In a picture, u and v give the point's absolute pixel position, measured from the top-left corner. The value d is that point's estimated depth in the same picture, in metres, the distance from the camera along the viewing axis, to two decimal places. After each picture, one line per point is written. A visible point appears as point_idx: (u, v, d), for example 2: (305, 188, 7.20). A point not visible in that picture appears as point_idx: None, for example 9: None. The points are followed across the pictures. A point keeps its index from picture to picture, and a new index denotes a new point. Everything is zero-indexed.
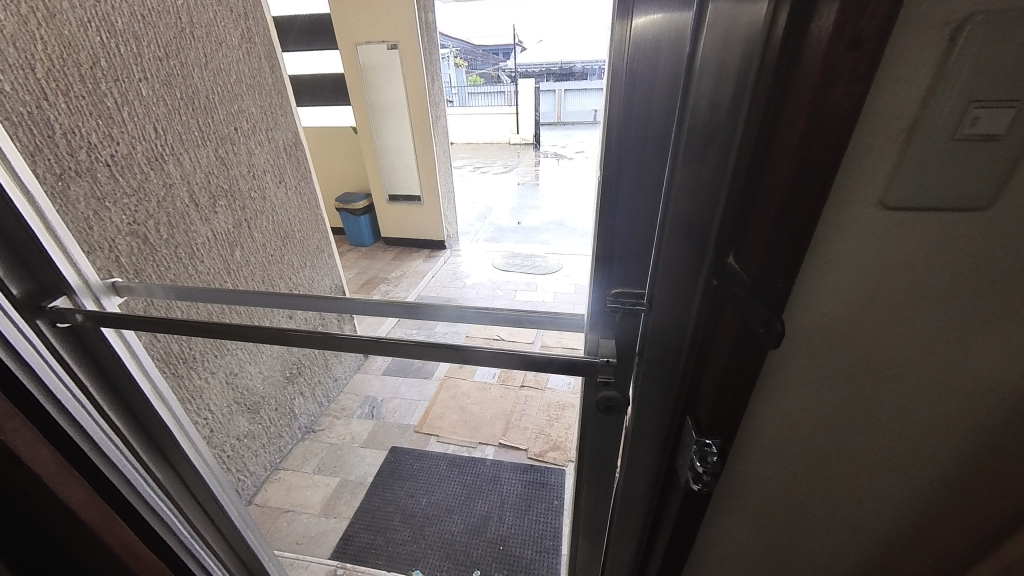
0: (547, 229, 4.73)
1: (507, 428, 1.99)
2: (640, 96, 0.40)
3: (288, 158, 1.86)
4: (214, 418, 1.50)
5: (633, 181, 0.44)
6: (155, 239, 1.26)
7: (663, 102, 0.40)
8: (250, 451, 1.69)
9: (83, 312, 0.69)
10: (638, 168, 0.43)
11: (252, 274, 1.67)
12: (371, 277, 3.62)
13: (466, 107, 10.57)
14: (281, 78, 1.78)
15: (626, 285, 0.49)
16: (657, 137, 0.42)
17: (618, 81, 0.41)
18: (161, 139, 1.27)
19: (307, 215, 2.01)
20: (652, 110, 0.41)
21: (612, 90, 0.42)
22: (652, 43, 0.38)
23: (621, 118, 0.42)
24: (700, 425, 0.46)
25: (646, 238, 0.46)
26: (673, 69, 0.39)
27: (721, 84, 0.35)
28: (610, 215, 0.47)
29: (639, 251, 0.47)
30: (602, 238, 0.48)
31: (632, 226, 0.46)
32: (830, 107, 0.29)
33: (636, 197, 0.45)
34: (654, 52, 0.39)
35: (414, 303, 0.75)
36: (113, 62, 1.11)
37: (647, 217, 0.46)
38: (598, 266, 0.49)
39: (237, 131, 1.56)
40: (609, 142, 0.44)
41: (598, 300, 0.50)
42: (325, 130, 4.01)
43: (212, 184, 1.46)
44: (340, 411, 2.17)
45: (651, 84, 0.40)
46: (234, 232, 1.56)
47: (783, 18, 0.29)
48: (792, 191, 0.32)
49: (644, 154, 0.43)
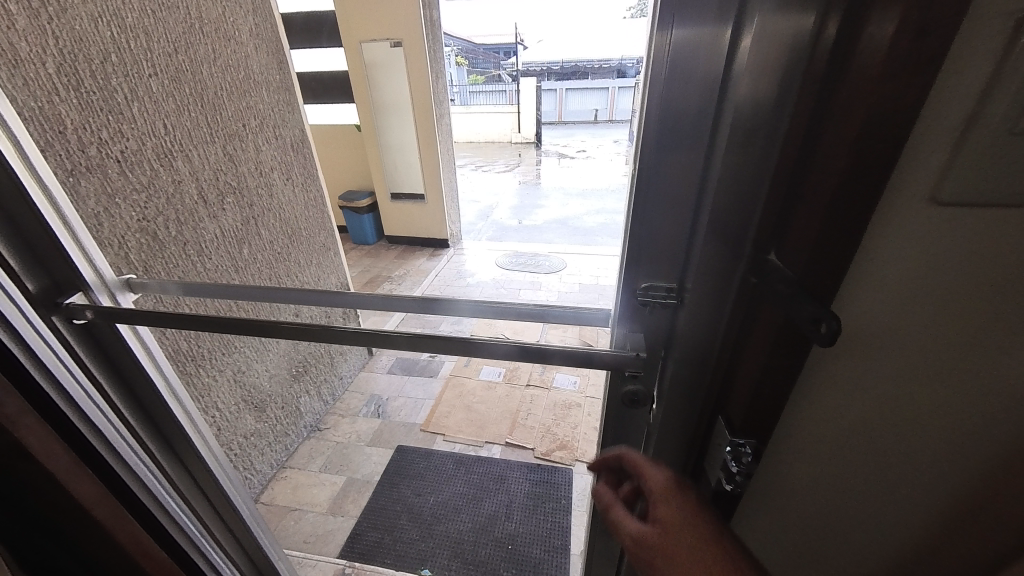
0: (550, 229, 4.71)
1: (513, 427, 1.99)
2: (678, 90, 0.38)
3: (295, 155, 1.85)
4: (222, 416, 1.49)
5: (665, 178, 0.42)
6: (164, 235, 1.25)
7: (700, 101, 0.38)
8: (256, 450, 1.68)
9: (93, 308, 0.68)
10: (673, 164, 0.41)
11: (259, 272, 1.66)
12: (374, 275, 3.61)
13: (467, 106, 10.52)
14: (288, 75, 1.77)
15: (654, 276, 0.47)
16: (695, 133, 0.39)
17: (656, 76, 0.38)
18: (170, 135, 1.26)
19: (314, 213, 1.99)
20: (693, 102, 0.38)
21: (650, 82, 0.39)
22: (691, 36, 0.36)
23: (659, 112, 0.39)
24: (733, 425, 0.46)
25: (682, 232, 0.44)
26: (713, 62, 0.36)
27: (757, 81, 0.34)
28: (643, 211, 0.44)
29: (669, 250, 0.45)
30: (632, 235, 0.45)
31: (665, 223, 0.44)
32: (897, 98, 0.29)
33: (671, 193, 0.42)
34: (695, 50, 0.36)
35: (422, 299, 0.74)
36: (123, 57, 1.10)
37: (681, 213, 0.43)
38: (627, 261, 0.47)
39: (245, 128, 1.55)
40: (644, 138, 0.41)
41: (627, 295, 0.48)
42: (329, 128, 4.00)
43: (220, 181, 1.45)
44: (345, 409, 2.16)
45: (691, 83, 0.37)
46: (241, 229, 1.56)
47: (832, 29, 0.31)
48: (845, 187, 0.33)
49: (679, 152, 0.40)
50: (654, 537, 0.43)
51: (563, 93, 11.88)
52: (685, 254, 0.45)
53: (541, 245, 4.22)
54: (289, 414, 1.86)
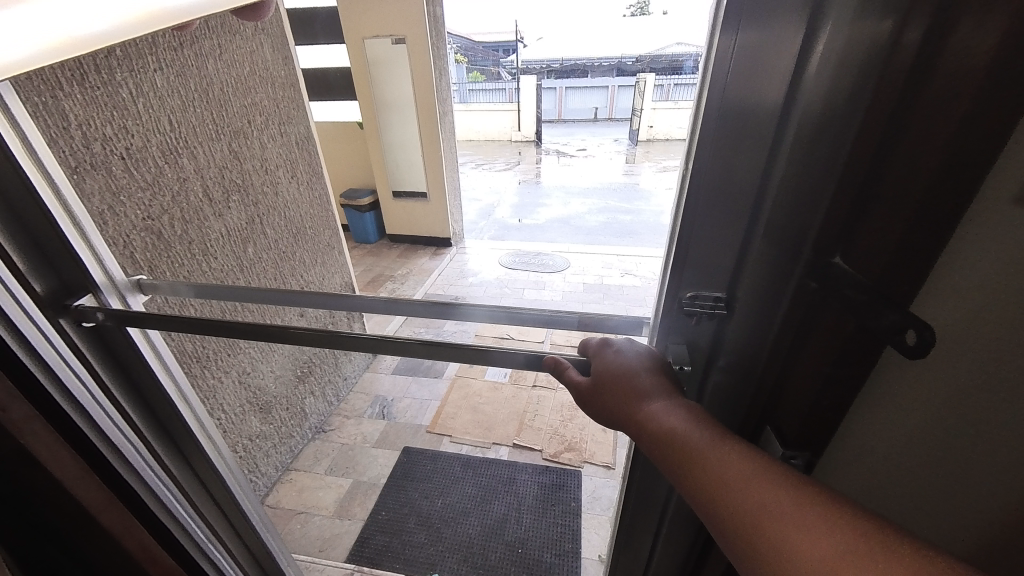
0: (551, 228, 4.69)
1: (521, 428, 1.97)
2: (741, 92, 0.36)
3: (300, 152, 1.82)
4: (227, 418, 1.47)
5: (721, 182, 0.39)
6: (169, 235, 1.23)
7: (768, 105, 0.36)
8: (262, 452, 1.66)
9: (104, 310, 0.65)
10: (730, 169, 0.38)
11: (264, 271, 1.63)
12: (375, 275, 3.58)
13: (467, 104, 10.46)
14: (293, 71, 1.74)
15: (702, 286, 0.44)
16: (756, 137, 0.37)
17: (717, 80, 0.36)
18: (175, 132, 1.23)
19: (318, 212, 1.96)
20: (754, 104, 0.36)
21: (708, 82, 0.36)
22: (756, 39, 0.33)
23: (720, 113, 0.36)
24: (787, 435, 0.46)
25: (732, 241, 0.41)
26: (779, 66, 0.34)
27: (818, 89, 0.34)
28: (693, 216, 0.41)
29: (717, 261, 0.43)
30: (679, 241, 0.43)
31: (716, 231, 0.41)
32: (1002, 94, 0.29)
33: (725, 200, 0.40)
34: (762, 51, 0.34)
35: (419, 304, 0.70)
36: (128, 52, 1.07)
37: (735, 219, 0.41)
38: (673, 267, 0.44)
39: (250, 125, 1.52)
40: (699, 140, 0.38)
41: (670, 305, 0.46)
42: (331, 125, 3.96)
43: (226, 179, 1.42)
44: (350, 410, 2.14)
45: (758, 87, 0.35)
46: (246, 228, 1.53)
47: (912, 33, 0.31)
48: (932, 187, 0.33)
49: (737, 157, 0.38)
50: (593, 387, 0.46)
51: (563, 91, 11.83)
52: (736, 262, 0.42)
53: (544, 244, 4.20)
54: (293, 416, 1.84)
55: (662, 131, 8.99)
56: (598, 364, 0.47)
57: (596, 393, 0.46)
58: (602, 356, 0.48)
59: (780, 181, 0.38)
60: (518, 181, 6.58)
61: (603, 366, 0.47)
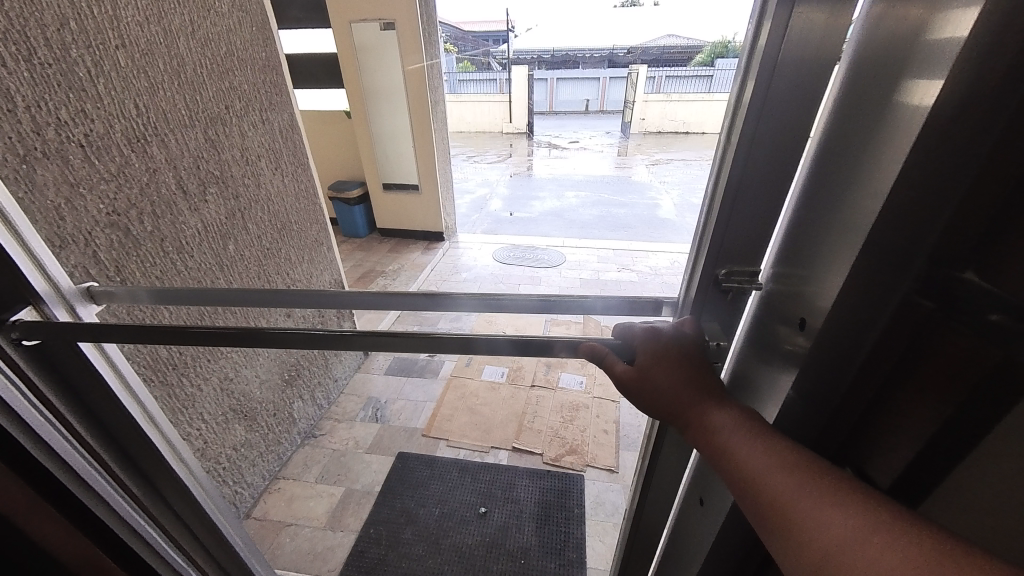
0: (546, 222, 4.62)
1: (520, 431, 1.90)
2: (786, 71, 0.38)
3: (285, 142, 1.70)
4: (208, 428, 1.37)
5: (759, 166, 0.42)
6: (138, 231, 1.11)
7: (812, 84, 0.38)
8: (247, 461, 1.57)
9: (26, 325, 0.55)
10: (773, 151, 0.42)
11: (246, 270, 1.51)
12: (366, 270, 3.47)
13: (458, 94, 10.24)
14: (275, 53, 1.61)
15: (734, 261, 0.48)
16: (798, 117, 0.40)
17: (767, 61, 0.38)
18: (144, 117, 1.11)
19: (305, 206, 1.85)
20: (798, 87, 0.39)
21: (757, 65, 0.38)
22: (806, 17, 0.36)
23: (768, 91, 0.39)
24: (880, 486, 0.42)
25: (768, 216, 0.46)
26: (835, 33, 0.36)
27: (938, 67, 0.30)
28: (735, 193, 0.44)
29: (754, 237, 0.47)
30: (719, 224, 0.46)
31: (754, 211, 0.45)
32: None
33: (764, 179, 0.43)
34: (808, 32, 0.36)
35: (397, 300, 0.62)
36: (85, 26, 0.95)
37: (774, 196, 0.44)
38: (708, 244, 0.48)
39: (229, 111, 1.40)
40: (740, 125, 0.41)
41: (708, 283, 0.49)
42: (316, 114, 3.79)
43: (202, 170, 1.31)
44: (341, 413, 2.05)
45: (802, 67, 0.38)
46: (226, 224, 1.41)
47: None
48: None
49: (778, 141, 0.41)
50: (637, 382, 0.47)
51: (554, 82, 11.73)
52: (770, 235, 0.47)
53: (538, 237, 4.13)
54: (281, 422, 1.74)
55: (653, 123, 9.06)
56: (640, 351, 0.47)
57: (639, 381, 0.46)
58: (645, 341, 0.47)
59: (832, 171, 0.39)
60: (510, 174, 6.47)
61: (648, 357, 0.47)
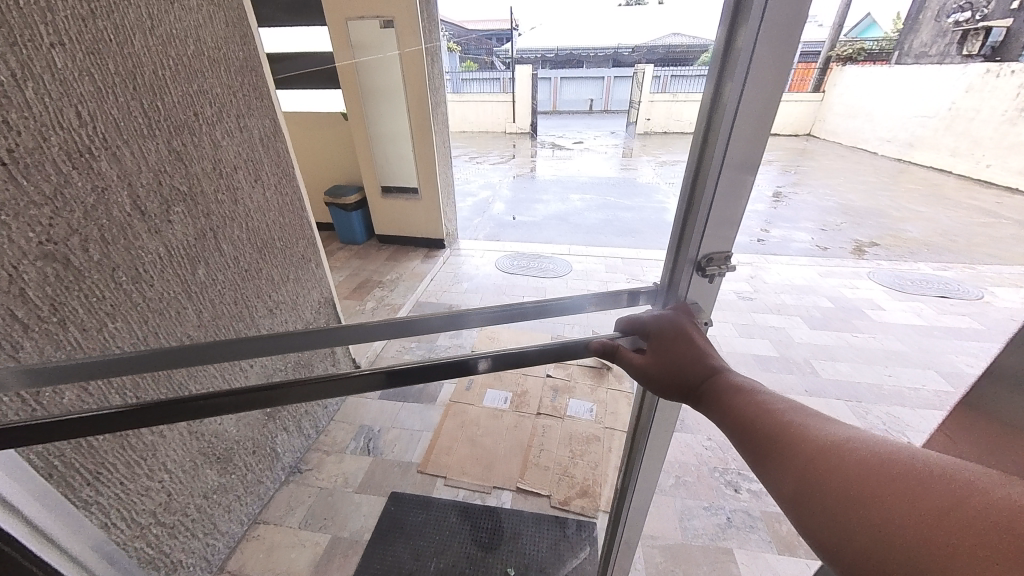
0: (550, 227, 4.44)
1: (525, 468, 1.73)
2: (751, 91, 0.55)
3: (266, 150, 1.53)
4: (172, 478, 1.21)
5: (733, 160, 0.59)
6: (82, 261, 0.95)
7: (767, 101, 0.56)
8: (221, 508, 1.40)
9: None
10: (742, 150, 0.59)
11: (221, 296, 1.34)
12: (363, 280, 3.29)
13: (460, 94, 10.07)
14: (254, 52, 1.45)
15: (714, 237, 0.66)
16: (757, 125, 0.57)
17: (737, 81, 0.54)
18: (91, 128, 0.95)
19: (290, 220, 1.68)
20: (757, 102, 0.56)
21: (734, 83, 0.54)
22: (766, 48, 0.52)
23: (739, 102, 0.55)
24: None
25: (736, 202, 0.64)
26: (778, 65, 0.54)
27: None
28: (718, 182, 0.61)
29: (727, 219, 0.65)
30: (704, 210, 0.63)
31: (730, 194, 0.62)
32: None
33: (736, 172, 0.61)
34: (768, 60, 0.53)
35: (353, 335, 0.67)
36: (6, 18, 0.78)
37: (744, 180, 0.62)
38: (698, 226, 0.65)
39: (198, 118, 1.23)
40: (722, 132, 0.57)
41: (694, 260, 0.67)
42: (311, 116, 3.63)
43: (166, 186, 1.14)
44: (330, 444, 1.89)
45: (762, 89, 0.55)
46: (195, 246, 1.24)
47: None
48: None
49: (746, 140, 0.58)
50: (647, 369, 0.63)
51: (558, 80, 11.48)
52: (737, 216, 0.65)
53: (542, 244, 3.95)
54: (261, 459, 1.58)
55: (659, 122, 8.92)
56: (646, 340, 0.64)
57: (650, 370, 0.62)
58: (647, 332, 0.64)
59: None
60: (513, 176, 6.30)
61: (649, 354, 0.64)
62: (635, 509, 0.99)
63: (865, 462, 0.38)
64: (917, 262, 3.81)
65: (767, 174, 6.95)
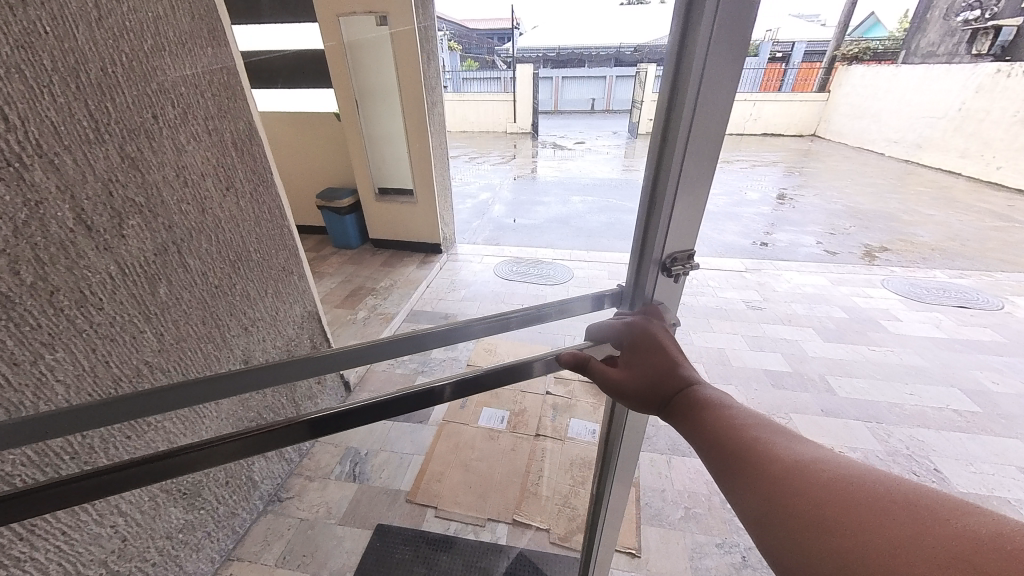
0: (550, 230, 4.31)
1: (522, 498, 1.61)
2: (707, 94, 0.56)
3: (240, 155, 1.41)
4: (126, 521, 1.09)
5: (692, 162, 0.61)
6: (10, 285, 0.82)
7: (722, 103, 0.58)
8: (187, 549, 1.28)
9: None
10: (700, 151, 0.60)
11: (186, 316, 1.22)
12: (356, 287, 3.17)
13: (460, 93, 9.92)
14: (226, 47, 1.33)
15: (677, 238, 0.67)
16: (713, 127, 0.59)
17: (694, 84, 0.55)
18: (23, 132, 0.82)
19: (269, 230, 1.56)
20: (713, 105, 0.57)
21: (692, 86, 0.55)
22: (719, 52, 0.53)
23: (697, 105, 0.56)
24: None
25: (696, 202, 0.65)
26: (730, 70, 0.56)
27: None
28: (679, 184, 0.62)
29: (688, 220, 0.67)
30: (667, 211, 0.64)
31: (691, 194, 0.64)
32: None
33: (694, 174, 0.62)
34: (721, 63, 0.54)
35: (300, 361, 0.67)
36: None
37: (703, 180, 0.64)
38: (661, 228, 0.66)
39: (158, 120, 1.11)
40: (682, 135, 0.58)
41: (659, 262, 0.68)
42: (304, 116, 3.50)
43: (118, 197, 1.02)
44: (314, 468, 1.76)
45: (717, 92, 0.57)
46: (154, 262, 1.12)
47: None
48: None
49: (704, 142, 0.60)
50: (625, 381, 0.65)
51: (559, 79, 11.27)
52: (697, 217, 0.67)
53: (542, 249, 3.82)
54: (235, 491, 1.46)
55: None
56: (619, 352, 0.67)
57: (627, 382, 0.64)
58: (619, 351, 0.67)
59: None
60: (514, 177, 6.16)
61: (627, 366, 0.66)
62: (615, 501, 0.99)
63: (827, 483, 0.43)
64: (932, 269, 3.66)
65: (772, 175, 6.79)
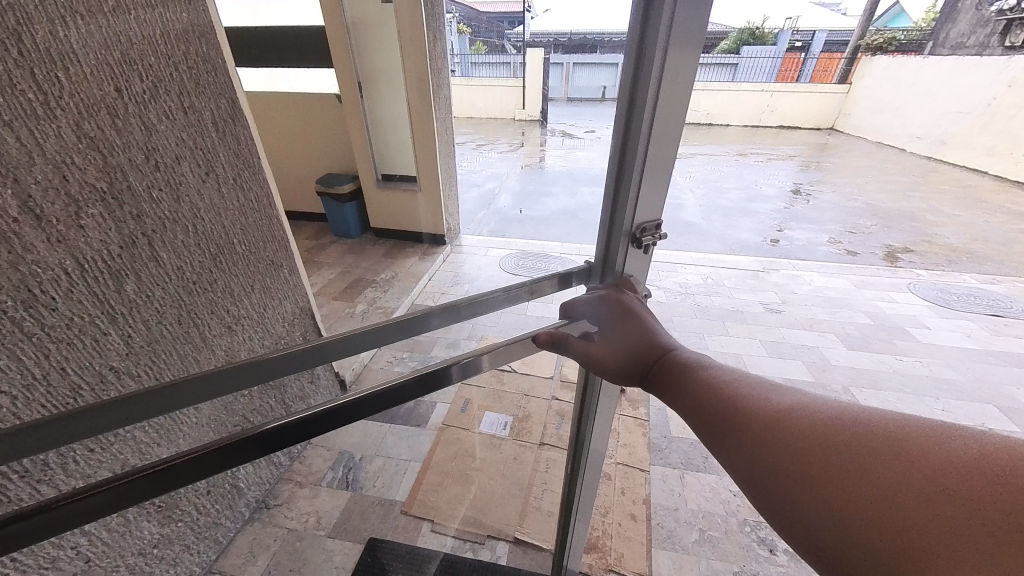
0: (559, 223, 4.14)
1: (525, 514, 1.50)
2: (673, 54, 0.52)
3: (221, 138, 1.27)
4: (90, 542, 0.99)
5: (659, 129, 0.57)
6: None
7: (686, 64, 0.54)
8: (162, 564, 1.18)
9: None
10: (666, 116, 0.57)
11: (159, 315, 1.11)
12: (355, 279, 3.05)
13: (469, 78, 9.63)
14: (206, 16, 1.19)
15: (645, 208, 0.64)
16: (677, 89, 0.56)
17: (662, 43, 0.51)
18: None
19: (256, 221, 1.44)
20: (679, 65, 0.54)
21: (659, 45, 0.51)
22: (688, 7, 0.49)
23: (664, 66, 0.52)
24: None
25: (661, 170, 0.62)
26: (696, 26, 0.52)
27: None
28: (648, 152, 0.59)
29: (655, 190, 0.64)
30: (635, 182, 0.61)
31: (658, 162, 0.61)
32: None
33: (661, 141, 0.59)
34: (688, 20, 0.50)
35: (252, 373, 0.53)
36: None
37: (670, 147, 0.61)
38: (631, 200, 0.62)
39: (123, 95, 0.97)
40: (649, 100, 0.54)
41: (629, 235, 0.65)
42: (304, 98, 3.34)
43: (77, 182, 0.89)
44: (305, 474, 1.66)
45: (683, 51, 0.53)
46: (119, 256, 0.99)
47: None
48: None
49: (670, 106, 0.57)
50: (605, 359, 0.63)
51: (571, 66, 10.90)
52: (663, 186, 0.65)
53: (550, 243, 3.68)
54: (217, 501, 1.36)
55: None
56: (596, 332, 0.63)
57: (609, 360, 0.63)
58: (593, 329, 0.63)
59: None
60: (522, 167, 5.96)
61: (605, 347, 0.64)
62: (588, 486, 0.95)
63: (808, 432, 0.44)
64: (961, 274, 3.47)
65: (791, 170, 6.54)
